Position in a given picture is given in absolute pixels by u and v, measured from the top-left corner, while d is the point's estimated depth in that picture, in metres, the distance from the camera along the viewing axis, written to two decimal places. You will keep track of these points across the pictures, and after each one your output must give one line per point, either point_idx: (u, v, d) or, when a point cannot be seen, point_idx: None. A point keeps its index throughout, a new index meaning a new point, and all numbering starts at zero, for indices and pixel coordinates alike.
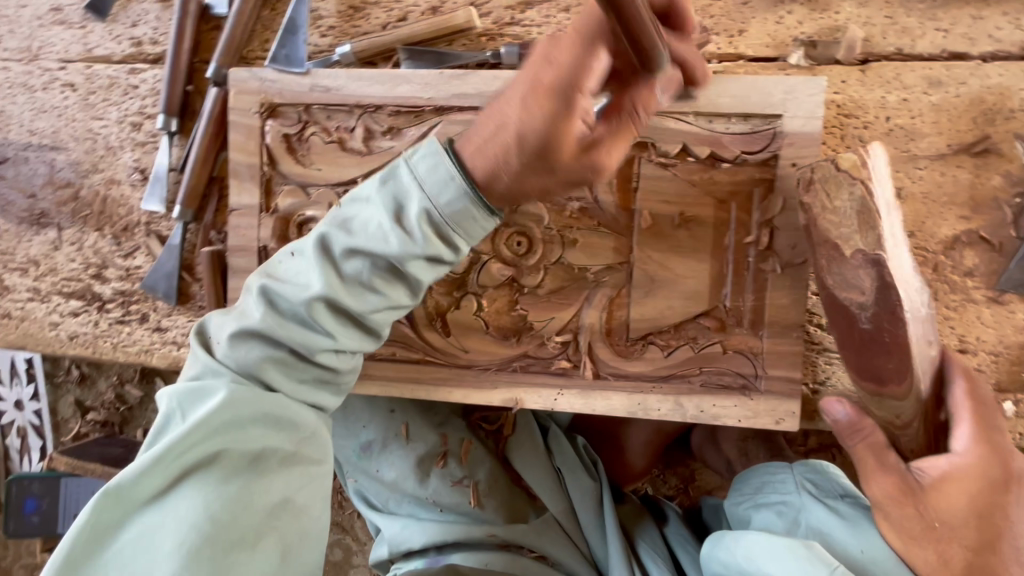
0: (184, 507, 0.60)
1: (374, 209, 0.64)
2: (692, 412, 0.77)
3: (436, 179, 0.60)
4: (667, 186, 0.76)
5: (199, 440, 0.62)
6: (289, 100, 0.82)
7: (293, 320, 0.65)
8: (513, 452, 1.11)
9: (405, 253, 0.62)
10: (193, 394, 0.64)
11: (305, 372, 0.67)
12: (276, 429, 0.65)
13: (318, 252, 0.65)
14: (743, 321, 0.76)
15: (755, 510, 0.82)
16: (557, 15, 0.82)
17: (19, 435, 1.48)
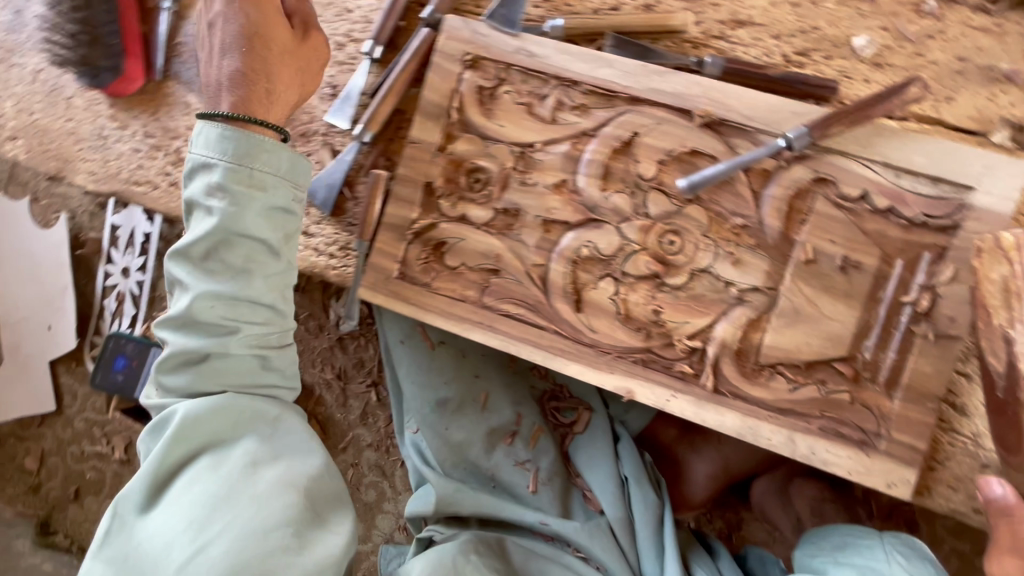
0: (179, 499, 0.78)
1: (208, 214, 0.78)
2: (803, 451, 0.77)
3: (211, 151, 0.77)
4: (838, 227, 0.77)
5: (178, 448, 0.79)
6: (493, 56, 0.86)
7: (187, 329, 0.81)
8: (579, 448, 1.10)
9: (237, 211, 0.77)
10: (162, 426, 0.81)
11: (216, 367, 0.81)
12: (239, 421, 0.81)
13: (180, 263, 0.80)
14: (878, 378, 0.76)
15: (836, 567, 0.81)
16: (766, 40, 0.83)
17: (116, 299, 1.57)
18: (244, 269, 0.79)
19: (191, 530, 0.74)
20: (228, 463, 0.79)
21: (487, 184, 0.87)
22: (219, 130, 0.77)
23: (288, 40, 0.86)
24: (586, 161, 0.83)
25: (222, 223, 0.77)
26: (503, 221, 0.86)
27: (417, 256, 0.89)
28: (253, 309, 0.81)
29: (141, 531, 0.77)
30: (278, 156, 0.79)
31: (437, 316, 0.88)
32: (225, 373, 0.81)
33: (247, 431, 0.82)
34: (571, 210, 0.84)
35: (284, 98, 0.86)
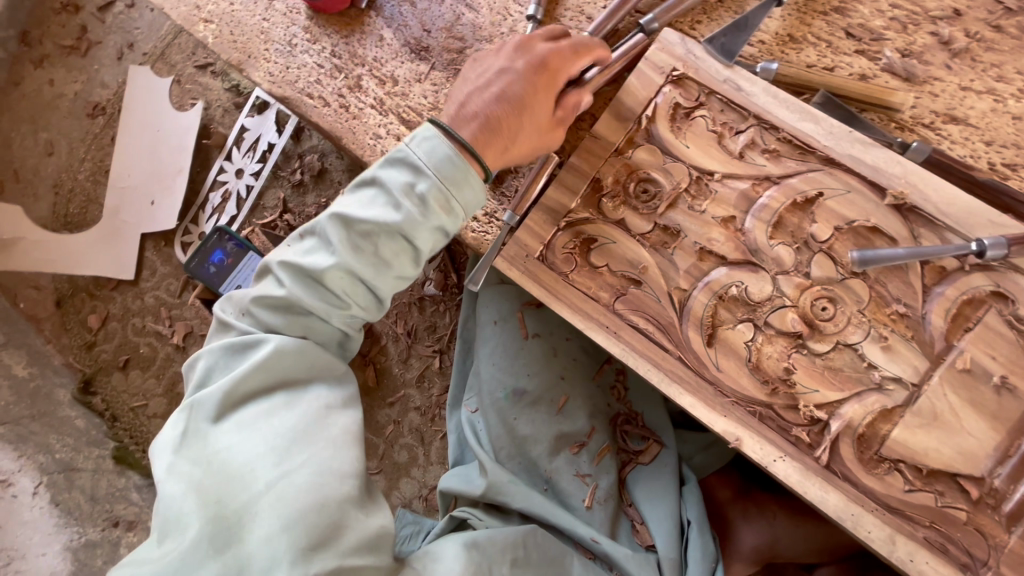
0: (255, 423, 0.73)
1: (387, 209, 0.75)
2: (901, 556, 0.74)
3: (430, 162, 0.76)
4: (1003, 346, 0.75)
5: (257, 376, 0.75)
6: (700, 80, 0.87)
7: (303, 282, 0.77)
8: (640, 478, 1.07)
9: (415, 223, 0.75)
10: (244, 349, 0.76)
11: (306, 323, 0.78)
12: (318, 364, 0.79)
13: (336, 228, 0.76)
14: (1000, 508, 0.73)
15: None
16: (975, 142, 0.83)
17: (222, 196, 1.62)
18: (389, 265, 0.77)
19: (272, 456, 0.71)
20: (302, 405, 0.76)
21: (656, 198, 0.87)
22: (442, 145, 0.76)
23: (545, 115, 0.83)
24: (761, 204, 0.84)
25: (402, 225, 0.74)
26: (659, 237, 0.87)
27: (563, 244, 0.90)
28: (362, 292, 0.78)
29: (210, 449, 0.72)
30: (477, 193, 0.79)
31: (564, 307, 0.88)
32: (312, 331, 0.79)
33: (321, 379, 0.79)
34: (732, 246, 0.84)
35: (518, 139, 0.82)
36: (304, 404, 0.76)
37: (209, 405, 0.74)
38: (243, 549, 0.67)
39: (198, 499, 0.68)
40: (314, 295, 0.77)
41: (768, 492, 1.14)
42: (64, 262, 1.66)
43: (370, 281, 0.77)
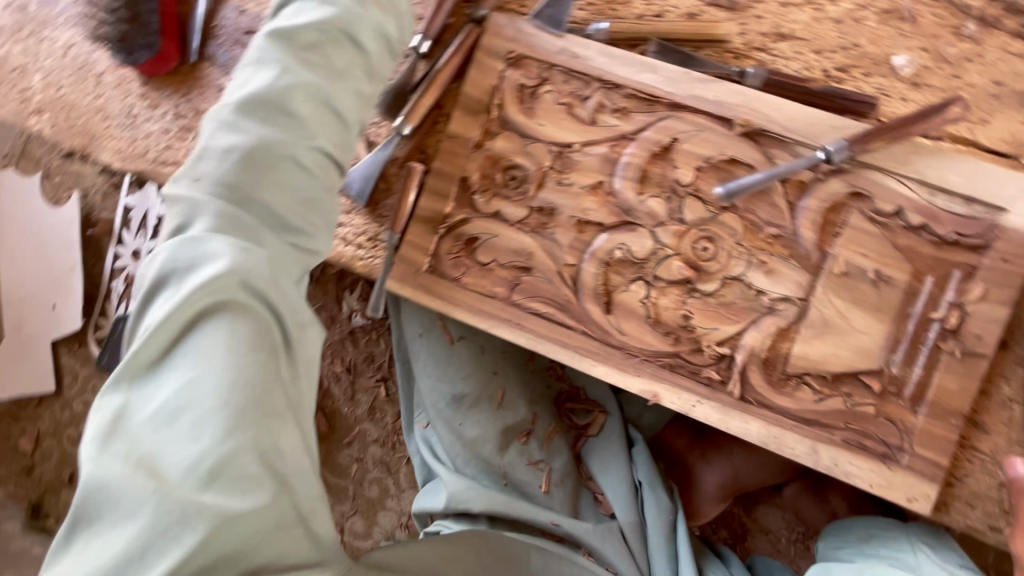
0: (212, 364, 0.57)
1: (322, 8, 0.71)
2: (826, 462, 0.78)
3: None
4: (870, 241, 0.78)
5: (202, 306, 0.58)
6: (537, 55, 0.87)
7: (261, 118, 0.66)
8: (592, 452, 1.09)
9: (358, 8, 0.72)
10: (192, 267, 0.59)
11: (276, 175, 0.65)
12: (277, 298, 0.62)
13: (279, 44, 0.69)
14: (904, 393, 0.77)
15: (862, 557, 0.81)
16: (806, 54, 0.85)
17: (125, 281, 1.54)
18: (344, 74, 0.71)
19: (224, 413, 0.55)
20: (259, 359, 0.59)
21: (524, 182, 0.87)
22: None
23: None
24: (624, 163, 0.84)
25: (343, 17, 0.70)
26: (537, 219, 0.86)
27: (447, 250, 0.89)
28: (331, 117, 0.70)
29: (157, 395, 0.57)
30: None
31: (462, 312, 0.88)
32: (285, 189, 0.65)
33: (278, 328, 0.62)
34: (606, 212, 0.85)
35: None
36: (260, 356, 0.59)
37: (149, 342, 0.57)
38: (181, 527, 0.52)
39: (134, 463, 0.54)
40: (292, 99, 0.66)
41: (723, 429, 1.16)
42: None
43: (335, 101, 0.70)
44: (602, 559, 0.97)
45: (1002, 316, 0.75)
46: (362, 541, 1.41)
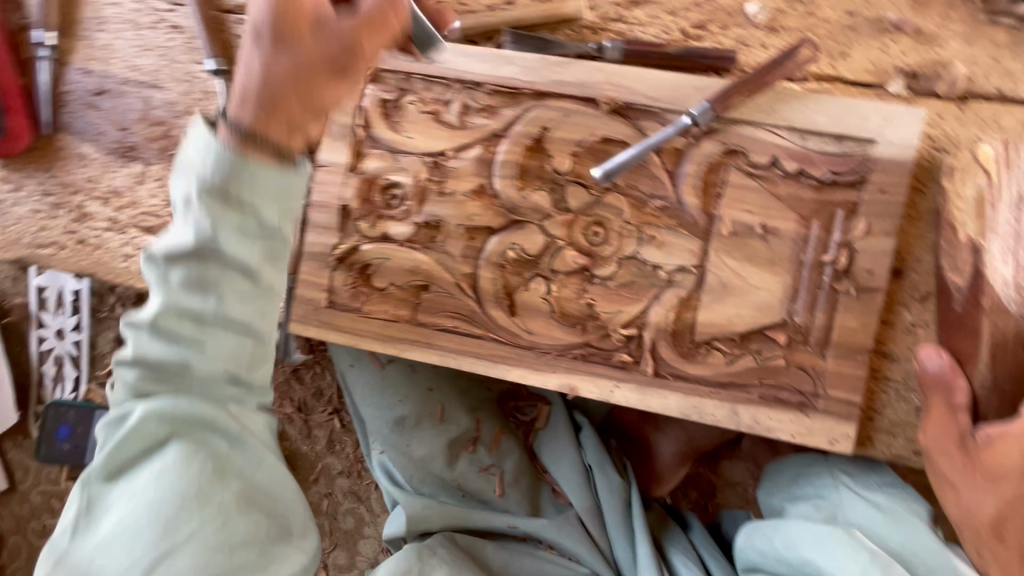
0: (147, 488, 0.61)
1: (187, 221, 0.54)
2: (747, 421, 0.79)
3: (207, 149, 0.53)
4: (752, 196, 0.78)
5: (133, 448, 0.61)
6: (392, 67, 0.84)
7: (158, 348, 0.57)
8: (543, 445, 1.08)
9: (212, 226, 0.52)
10: (119, 418, 0.61)
11: (188, 401, 0.59)
12: (208, 432, 0.62)
13: (150, 263, 0.56)
14: (809, 339, 0.78)
15: (792, 502, 0.84)
16: (662, 17, 0.84)
17: (55, 364, 1.49)
18: (215, 304, 0.54)
19: (158, 527, 0.60)
20: (192, 471, 0.61)
21: (405, 199, 0.85)
22: (219, 142, 0.53)
23: None
24: (500, 162, 0.82)
25: (199, 245, 0.53)
26: (425, 234, 0.84)
27: (344, 282, 0.86)
28: (219, 335, 0.56)
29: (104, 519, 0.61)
30: (283, 56, 0.57)
31: (373, 341, 0.86)
32: (196, 399, 0.59)
33: (208, 441, 0.62)
34: (492, 214, 0.83)
35: (333, 93, 0.61)
36: (193, 470, 0.61)
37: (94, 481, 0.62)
38: None
39: None
40: (170, 333, 0.56)
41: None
42: None
43: (212, 309, 0.54)
44: (565, 550, 0.98)
45: (889, 247, 0.76)
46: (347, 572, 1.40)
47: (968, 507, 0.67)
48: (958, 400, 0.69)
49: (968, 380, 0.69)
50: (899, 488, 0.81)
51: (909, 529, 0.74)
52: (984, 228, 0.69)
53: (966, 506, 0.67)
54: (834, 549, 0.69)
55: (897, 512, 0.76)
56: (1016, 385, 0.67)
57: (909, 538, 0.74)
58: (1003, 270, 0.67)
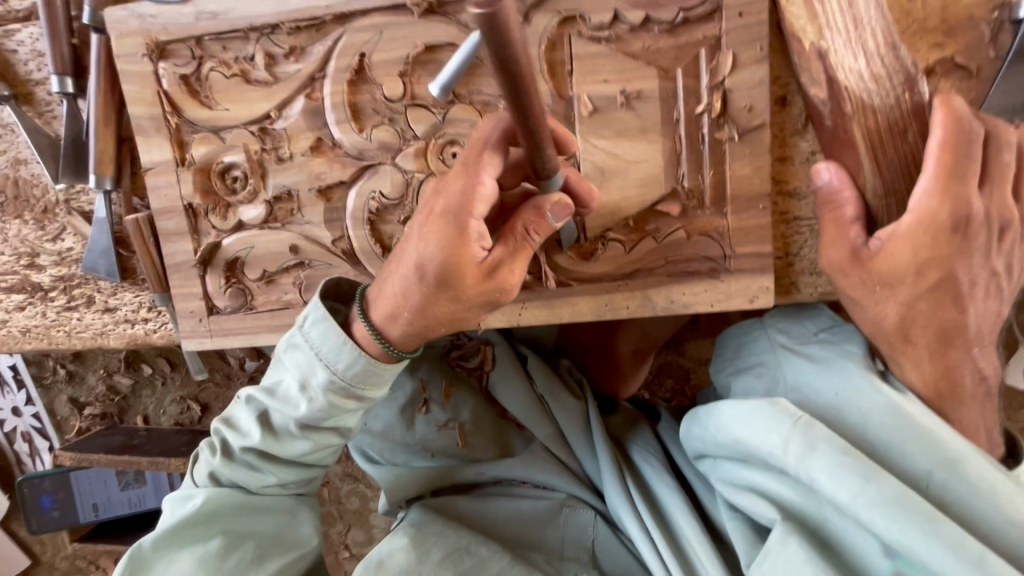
0: (184, 573, 0.65)
1: (300, 394, 0.66)
2: (663, 304, 0.73)
3: (340, 348, 0.64)
4: (604, 62, 0.69)
5: (180, 534, 0.66)
6: (177, 36, 0.73)
7: (250, 467, 0.70)
8: (496, 384, 1.03)
9: (317, 413, 0.66)
10: (182, 498, 0.69)
11: (255, 510, 0.69)
12: (263, 523, 0.70)
13: (258, 403, 0.69)
14: (704, 201, 0.71)
15: (737, 376, 0.79)
16: None
17: (24, 440, 1.47)
18: (315, 460, 0.71)
19: None
20: (235, 560, 0.67)
21: (247, 178, 0.77)
22: (358, 354, 0.64)
23: None
24: (328, 108, 0.73)
25: (307, 419, 0.66)
26: (281, 209, 0.77)
27: (217, 285, 0.80)
28: (301, 472, 0.71)
29: None
30: (344, 358, 0.64)
31: (266, 335, 0.81)
32: (261, 507, 0.70)
33: (252, 534, 0.69)
34: (341, 167, 0.75)
35: (484, 316, 0.64)
36: (231, 563, 0.66)
37: (144, 555, 0.66)
38: None
39: None
40: (262, 461, 0.69)
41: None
42: None
43: (300, 459, 0.70)
44: (536, 482, 0.97)
45: (764, 75, 0.67)
46: (367, 547, 1.42)
47: (875, 316, 0.66)
48: (848, 213, 0.65)
49: (857, 190, 0.65)
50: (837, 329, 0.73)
51: (846, 375, 0.67)
52: (821, 29, 0.64)
53: (872, 316, 0.66)
54: (756, 423, 0.64)
55: (831, 360, 0.69)
56: (905, 179, 0.64)
57: (844, 384, 0.66)
58: (856, 64, 0.63)
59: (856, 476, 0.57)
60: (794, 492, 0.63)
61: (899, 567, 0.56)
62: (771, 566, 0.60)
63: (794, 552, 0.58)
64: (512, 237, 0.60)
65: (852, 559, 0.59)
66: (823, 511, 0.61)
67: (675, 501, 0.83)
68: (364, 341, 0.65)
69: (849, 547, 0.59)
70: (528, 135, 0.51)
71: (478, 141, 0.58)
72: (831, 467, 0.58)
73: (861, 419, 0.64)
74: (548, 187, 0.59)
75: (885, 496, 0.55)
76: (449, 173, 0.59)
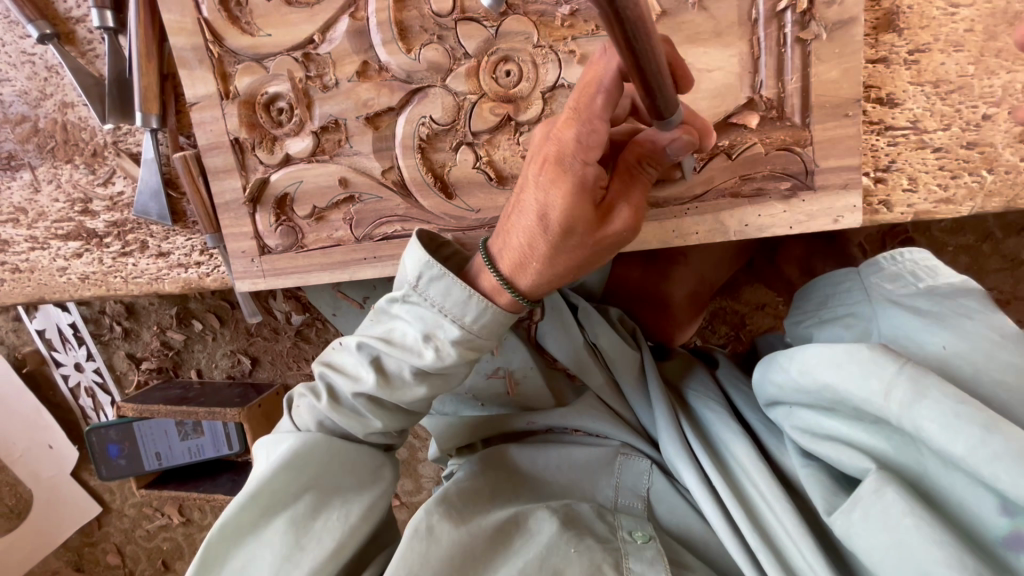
0: (277, 531, 0.61)
1: (420, 345, 0.60)
2: (736, 228, 0.68)
3: (460, 299, 0.59)
4: None
5: (270, 491, 0.61)
6: None
7: (360, 415, 0.65)
8: (546, 335, 0.96)
9: (438, 367, 0.61)
10: (274, 446, 0.65)
11: (358, 458, 0.66)
12: (353, 473, 0.65)
13: (371, 349, 0.62)
14: (785, 112, 0.65)
15: (820, 327, 0.67)
16: None
17: (88, 395, 1.54)
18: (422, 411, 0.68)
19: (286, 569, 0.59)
20: (324, 519, 0.62)
21: (292, 109, 0.74)
22: (489, 304, 0.59)
23: None
24: (373, 28, 0.69)
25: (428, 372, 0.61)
26: (329, 140, 0.75)
27: (267, 224, 0.79)
28: (405, 420, 0.68)
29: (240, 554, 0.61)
30: (466, 308, 0.59)
31: (321, 274, 0.79)
32: (350, 459, 0.65)
33: (340, 489, 0.64)
34: (388, 92, 0.71)
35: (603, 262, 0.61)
36: (324, 519, 0.62)
37: (234, 515, 0.60)
38: None
39: None
40: (373, 411, 0.64)
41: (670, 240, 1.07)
42: (44, 540, 1.65)
43: (414, 408, 0.65)
44: (586, 428, 0.90)
45: None
46: (416, 496, 1.44)
47: None
48: None
49: None
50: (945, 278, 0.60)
51: (962, 330, 0.55)
52: None
53: None
54: (848, 367, 0.51)
55: (943, 312, 0.57)
56: None
57: (960, 339, 0.54)
58: None
59: (975, 427, 0.43)
60: (888, 443, 0.51)
61: (1019, 526, 0.43)
62: (863, 518, 0.48)
63: (892, 503, 0.47)
64: (627, 172, 0.58)
65: (961, 520, 0.46)
66: (925, 463, 0.49)
67: (741, 448, 0.73)
68: (490, 290, 0.60)
69: (948, 500, 0.47)
70: (639, 76, 0.43)
71: (589, 87, 0.52)
72: (944, 419, 0.44)
73: (971, 371, 0.52)
74: (663, 127, 0.51)
75: (1011, 449, 0.42)
76: (561, 116, 0.54)
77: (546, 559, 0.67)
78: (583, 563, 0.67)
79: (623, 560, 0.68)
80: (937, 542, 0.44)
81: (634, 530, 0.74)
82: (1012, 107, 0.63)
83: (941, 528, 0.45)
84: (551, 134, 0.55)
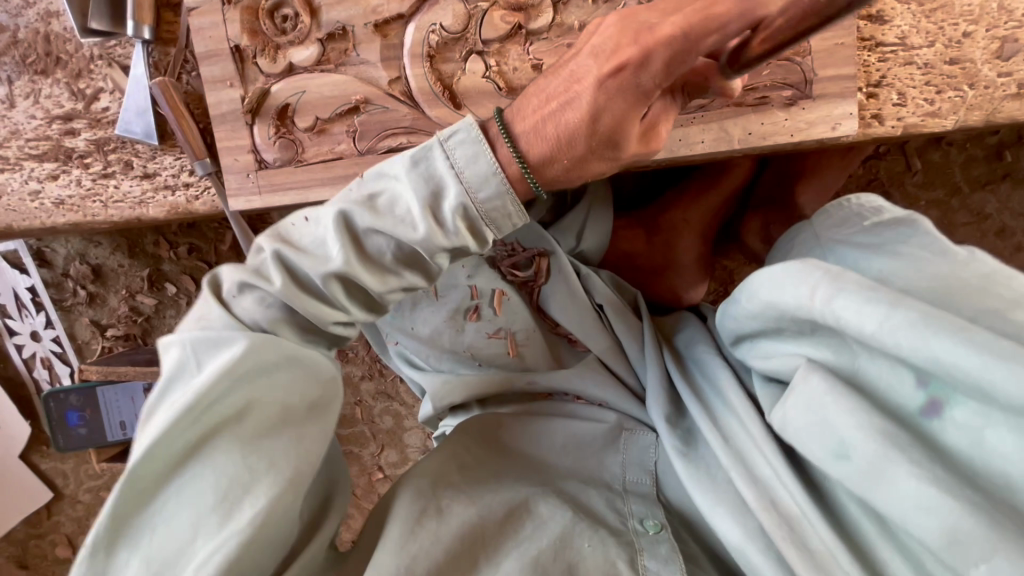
0: (223, 455, 0.52)
1: (419, 213, 0.52)
2: (739, 136, 0.70)
3: (479, 174, 0.52)
4: None
5: (209, 405, 0.51)
6: None
7: (326, 298, 0.56)
8: (552, 299, 0.82)
9: (432, 243, 0.53)
10: (210, 349, 0.53)
11: (310, 364, 0.57)
12: (304, 387, 0.57)
13: (354, 214, 0.54)
14: None
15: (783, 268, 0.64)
16: None
17: (43, 366, 1.43)
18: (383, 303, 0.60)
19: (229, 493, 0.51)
20: (275, 438, 0.54)
21: (297, 16, 0.73)
22: (507, 189, 0.53)
23: None
24: None
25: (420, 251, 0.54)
26: (334, 49, 0.74)
27: (265, 137, 0.76)
28: (369, 312, 0.60)
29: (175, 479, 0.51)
30: (482, 182, 0.52)
31: (320, 191, 0.77)
32: (299, 376, 0.56)
33: (292, 405, 0.56)
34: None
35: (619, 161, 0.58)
36: (273, 438, 0.54)
37: (167, 435, 0.50)
38: None
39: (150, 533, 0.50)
40: (341, 291, 0.56)
41: (680, 202, 1.00)
42: None
43: (381, 295, 0.58)
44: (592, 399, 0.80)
45: None
46: (401, 468, 1.39)
47: None
48: None
49: None
50: (895, 219, 0.53)
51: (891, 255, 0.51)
52: None
53: None
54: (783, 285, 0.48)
55: (883, 243, 0.53)
56: None
57: (898, 260, 0.50)
58: None
59: (879, 305, 0.41)
60: (827, 348, 0.48)
61: (935, 394, 0.40)
62: (796, 407, 0.46)
63: (816, 387, 0.45)
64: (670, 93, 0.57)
65: (886, 406, 0.43)
66: (857, 359, 0.45)
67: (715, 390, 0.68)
68: (511, 176, 0.54)
69: (876, 390, 0.44)
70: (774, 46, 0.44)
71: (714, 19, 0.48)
72: (856, 304, 0.42)
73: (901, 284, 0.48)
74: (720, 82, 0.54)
75: (912, 317, 0.39)
76: (661, 25, 0.50)
77: (558, 548, 0.59)
78: (598, 559, 0.58)
79: (639, 556, 0.59)
80: (855, 412, 0.42)
81: (645, 518, 0.64)
82: (988, 24, 0.69)
83: (866, 407, 0.42)
84: (639, 38, 0.51)
